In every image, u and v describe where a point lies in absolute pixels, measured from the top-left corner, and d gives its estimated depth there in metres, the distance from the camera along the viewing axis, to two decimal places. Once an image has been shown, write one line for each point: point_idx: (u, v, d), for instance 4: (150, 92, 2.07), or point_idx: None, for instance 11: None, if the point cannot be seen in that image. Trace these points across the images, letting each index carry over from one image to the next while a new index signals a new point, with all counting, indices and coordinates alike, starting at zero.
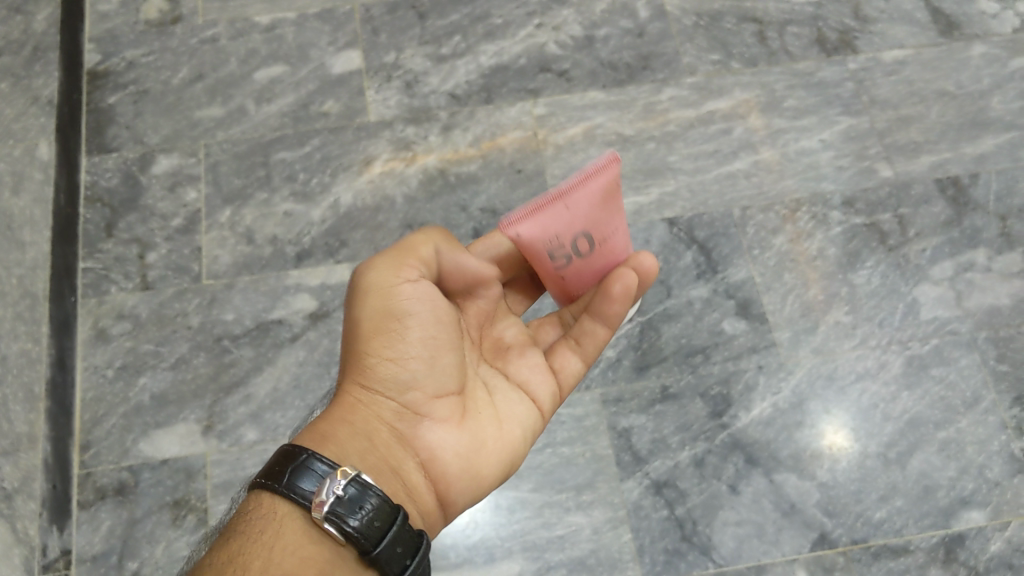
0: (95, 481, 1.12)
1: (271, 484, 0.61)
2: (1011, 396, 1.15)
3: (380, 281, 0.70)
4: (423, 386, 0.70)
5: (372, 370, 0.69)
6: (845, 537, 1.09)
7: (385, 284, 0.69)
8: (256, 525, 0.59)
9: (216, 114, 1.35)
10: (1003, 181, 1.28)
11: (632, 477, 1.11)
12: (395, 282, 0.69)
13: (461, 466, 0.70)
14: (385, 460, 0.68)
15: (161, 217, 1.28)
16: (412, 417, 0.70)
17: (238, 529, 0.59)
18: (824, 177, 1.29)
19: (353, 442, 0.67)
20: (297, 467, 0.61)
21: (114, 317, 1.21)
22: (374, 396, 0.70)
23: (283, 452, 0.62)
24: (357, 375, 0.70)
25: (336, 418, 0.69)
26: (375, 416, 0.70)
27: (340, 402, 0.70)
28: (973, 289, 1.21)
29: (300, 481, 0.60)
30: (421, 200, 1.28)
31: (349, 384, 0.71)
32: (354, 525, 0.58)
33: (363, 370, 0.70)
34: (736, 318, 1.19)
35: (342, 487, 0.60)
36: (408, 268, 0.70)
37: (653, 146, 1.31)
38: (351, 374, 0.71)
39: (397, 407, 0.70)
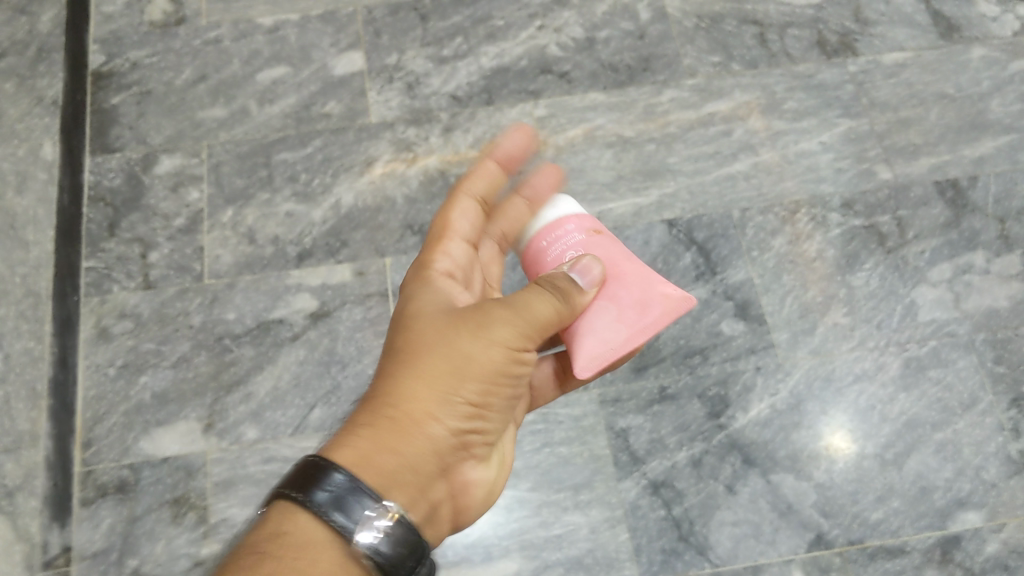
0: (96, 478, 1.13)
1: (305, 501, 0.55)
2: (1009, 398, 1.16)
3: (507, 334, 0.66)
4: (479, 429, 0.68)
5: (451, 407, 0.64)
6: (841, 537, 1.09)
7: (510, 343, 0.66)
8: (285, 547, 0.53)
9: (218, 114, 1.36)
10: (1002, 184, 1.29)
11: (630, 477, 1.12)
12: (518, 343, 0.66)
13: (480, 501, 0.71)
14: (427, 498, 0.63)
15: (164, 217, 1.29)
16: (460, 454, 0.67)
17: (267, 549, 0.53)
18: (823, 179, 1.29)
19: (416, 484, 0.61)
20: (337, 488, 0.55)
21: (116, 316, 1.22)
22: (435, 432, 0.63)
23: (334, 471, 0.56)
24: (424, 407, 0.63)
25: (393, 446, 0.61)
26: (434, 449, 0.63)
27: (400, 425, 0.62)
28: (971, 291, 1.22)
29: (338, 503, 0.55)
30: (421, 201, 1.28)
31: (414, 408, 0.63)
32: (387, 558, 0.54)
33: (435, 402, 0.63)
34: (735, 319, 1.20)
35: (388, 523, 0.55)
36: (532, 337, 0.67)
37: (653, 148, 1.32)
38: (404, 403, 0.63)
39: (455, 444, 0.65)
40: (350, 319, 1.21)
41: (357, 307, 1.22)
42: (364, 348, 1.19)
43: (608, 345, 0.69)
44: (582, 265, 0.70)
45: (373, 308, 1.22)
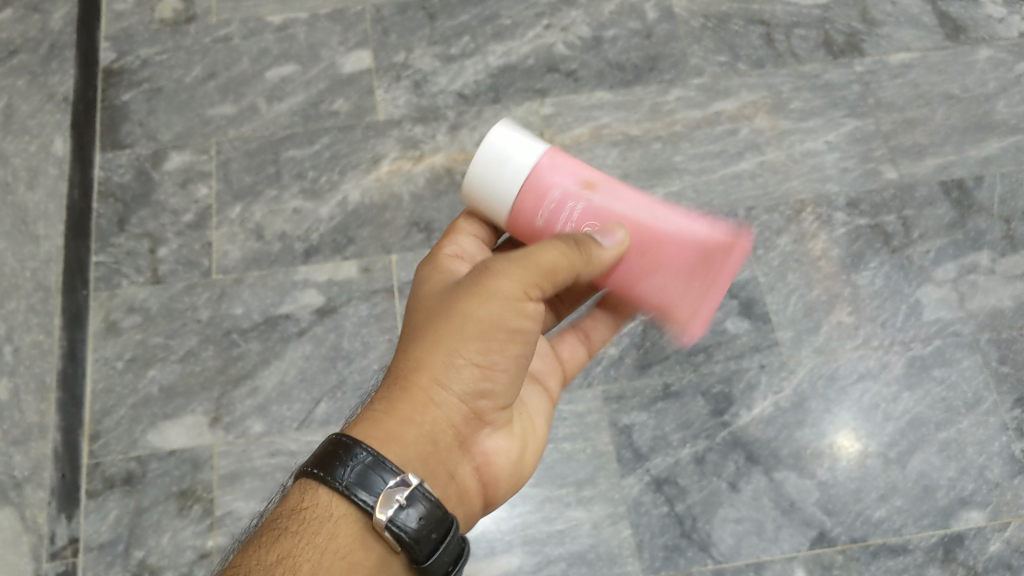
0: (104, 470, 1.14)
1: (327, 480, 0.60)
2: (1013, 398, 1.16)
3: (507, 294, 0.66)
4: (496, 397, 0.70)
5: (457, 377, 0.67)
6: (844, 535, 1.09)
7: (511, 301, 0.66)
8: (310, 523, 0.60)
9: (228, 112, 1.37)
10: (1008, 184, 1.29)
11: (633, 474, 1.12)
12: (520, 300, 0.67)
13: (508, 471, 0.74)
14: (443, 465, 0.68)
15: (173, 212, 1.30)
16: (476, 422, 0.70)
17: (291, 525, 0.60)
18: (829, 178, 1.30)
19: (420, 450, 0.65)
20: (359, 467, 0.60)
21: (125, 311, 1.23)
22: (447, 401, 0.67)
23: (344, 444, 0.61)
24: (429, 376, 0.67)
25: (404, 417, 0.66)
26: (444, 419, 0.67)
27: (410, 398, 0.66)
28: (976, 291, 1.22)
29: (358, 483, 0.59)
30: (428, 198, 1.29)
31: (422, 381, 0.67)
32: (410, 535, 0.58)
33: (446, 374, 0.67)
34: (739, 317, 1.20)
35: (406, 497, 0.59)
36: (538, 288, 0.67)
37: (659, 147, 1.32)
38: (428, 371, 0.67)
39: (468, 413, 0.69)
40: (356, 315, 1.22)
41: (363, 302, 1.23)
42: (369, 343, 1.20)
43: (699, 311, 0.73)
44: (605, 232, 0.70)
45: (379, 304, 1.22)
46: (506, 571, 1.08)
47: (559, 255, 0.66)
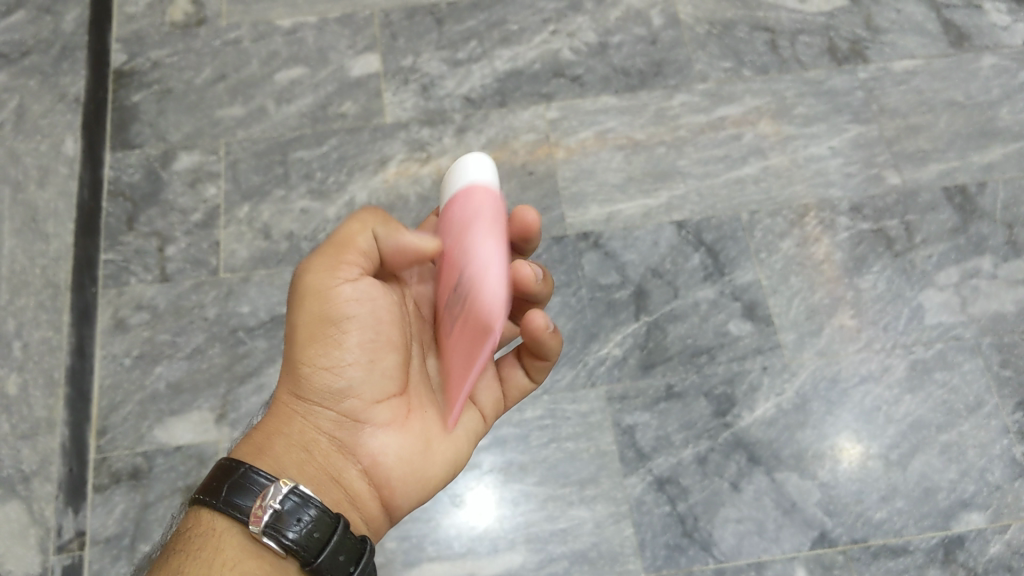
0: (110, 465, 1.15)
1: (207, 501, 0.62)
2: (1014, 402, 1.17)
3: (319, 283, 0.70)
4: (362, 392, 0.70)
5: (308, 380, 0.70)
6: (844, 536, 1.10)
7: (323, 288, 0.70)
8: (195, 543, 0.61)
9: (237, 113, 1.38)
10: (1010, 191, 1.30)
11: (635, 473, 1.13)
12: (332, 284, 0.70)
13: (405, 470, 0.71)
14: (323, 470, 0.69)
15: (182, 212, 1.31)
16: (349, 422, 0.70)
17: (176, 548, 0.61)
18: (832, 184, 1.31)
19: (289, 456, 0.68)
20: (234, 482, 0.62)
21: (133, 308, 1.24)
22: (307, 408, 0.70)
23: (221, 467, 0.63)
24: (291, 388, 0.71)
25: (271, 429, 0.70)
26: (311, 425, 0.70)
27: (277, 413, 0.71)
28: (979, 295, 1.23)
29: (238, 497, 0.61)
30: (434, 199, 1.30)
31: (285, 395, 0.71)
32: (292, 538, 0.60)
33: (298, 379, 0.70)
34: (742, 319, 1.21)
35: (279, 501, 0.61)
36: (346, 266, 0.70)
37: (663, 151, 1.33)
38: (288, 383, 0.71)
39: (335, 415, 0.70)
40: None
41: None
42: None
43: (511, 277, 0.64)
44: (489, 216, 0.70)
45: None
46: (509, 569, 1.09)
47: (349, 224, 0.71)
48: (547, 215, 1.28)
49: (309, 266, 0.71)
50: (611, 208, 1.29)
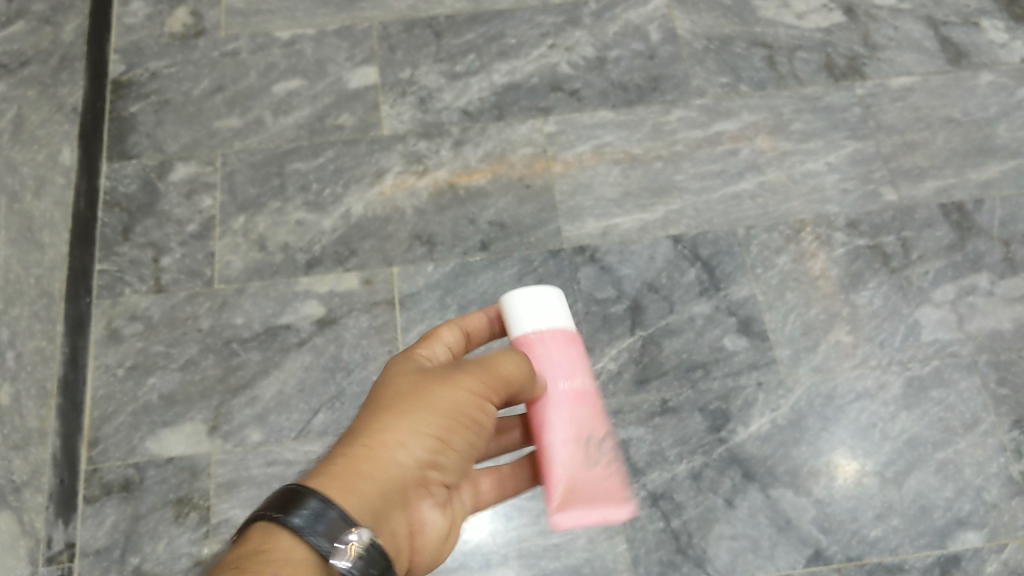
0: (102, 476, 1.14)
1: (284, 519, 0.51)
2: (1011, 419, 1.16)
3: (489, 371, 0.66)
4: (449, 467, 0.64)
5: (425, 430, 0.61)
6: (840, 554, 1.09)
7: (490, 376, 0.65)
8: (262, 563, 0.49)
9: (234, 124, 1.38)
10: (1008, 208, 1.29)
11: (629, 489, 1.12)
12: (501, 382, 0.66)
13: (431, 553, 0.65)
14: (392, 529, 0.58)
15: (177, 222, 1.31)
16: (424, 487, 0.63)
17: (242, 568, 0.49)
18: (828, 199, 1.30)
19: (379, 499, 0.57)
20: (321, 508, 0.52)
21: (127, 318, 1.24)
22: (405, 452, 0.60)
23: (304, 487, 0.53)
24: (399, 424, 0.61)
25: (365, 463, 0.58)
26: (403, 477, 0.60)
27: (372, 441, 0.60)
28: (975, 313, 1.22)
29: (317, 522, 0.51)
30: (430, 212, 1.30)
31: (388, 428, 0.61)
32: None
33: (415, 424, 0.61)
34: (738, 335, 1.20)
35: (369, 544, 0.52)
36: (510, 379, 0.66)
37: (660, 166, 1.33)
38: (398, 420, 0.61)
39: (422, 476, 0.62)
40: (357, 327, 1.22)
41: (364, 314, 1.23)
42: (369, 355, 1.21)
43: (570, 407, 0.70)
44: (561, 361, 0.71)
45: (380, 315, 1.23)
46: None
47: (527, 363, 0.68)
48: (543, 229, 1.29)
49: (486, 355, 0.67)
50: (608, 221, 1.29)
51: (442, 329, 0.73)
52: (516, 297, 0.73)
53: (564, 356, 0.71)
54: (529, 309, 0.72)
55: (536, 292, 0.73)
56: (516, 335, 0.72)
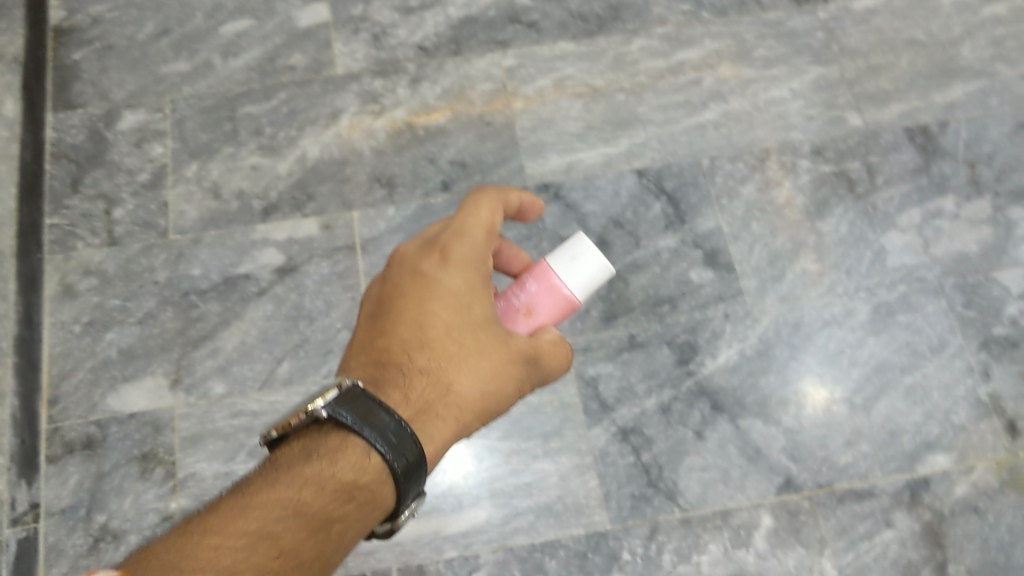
0: (63, 435, 1.12)
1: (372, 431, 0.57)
2: (978, 341, 1.16)
3: (546, 369, 0.74)
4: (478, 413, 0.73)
5: (491, 402, 0.69)
6: (810, 482, 1.09)
7: (544, 371, 0.74)
8: (344, 467, 0.57)
9: (182, 69, 1.33)
10: (972, 129, 1.28)
11: (599, 425, 1.11)
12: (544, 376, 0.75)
13: None
14: None
15: (128, 172, 1.27)
16: None
17: (327, 465, 0.57)
18: (793, 127, 1.29)
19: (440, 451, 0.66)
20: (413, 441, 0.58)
21: (81, 274, 1.21)
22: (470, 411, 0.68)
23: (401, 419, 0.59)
24: (480, 387, 0.68)
25: (447, 417, 0.66)
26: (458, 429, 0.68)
27: (457, 396, 0.67)
28: (941, 236, 1.22)
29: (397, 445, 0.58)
30: (389, 153, 1.27)
31: (470, 386, 0.68)
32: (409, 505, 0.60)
33: (490, 396, 0.69)
34: (704, 268, 1.19)
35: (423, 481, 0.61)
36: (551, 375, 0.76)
37: (622, 98, 1.30)
38: (480, 382, 0.68)
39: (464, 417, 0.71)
40: (318, 274, 1.20)
41: (324, 260, 1.21)
42: (331, 302, 1.18)
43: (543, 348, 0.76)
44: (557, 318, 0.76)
45: (341, 262, 1.21)
46: (475, 525, 1.07)
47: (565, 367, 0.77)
48: (505, 167, 1.26)
49: (553, 348, 0.74)
50: (571, 156, 1.27)
51: (491, 215, 0.72)
52: (591, 255, 0.75)
53: (553, 331, 0.76)
54: (585, 272, 0.74)
55: (603, 272, 0.75)
56: (558, 271, 0.74)
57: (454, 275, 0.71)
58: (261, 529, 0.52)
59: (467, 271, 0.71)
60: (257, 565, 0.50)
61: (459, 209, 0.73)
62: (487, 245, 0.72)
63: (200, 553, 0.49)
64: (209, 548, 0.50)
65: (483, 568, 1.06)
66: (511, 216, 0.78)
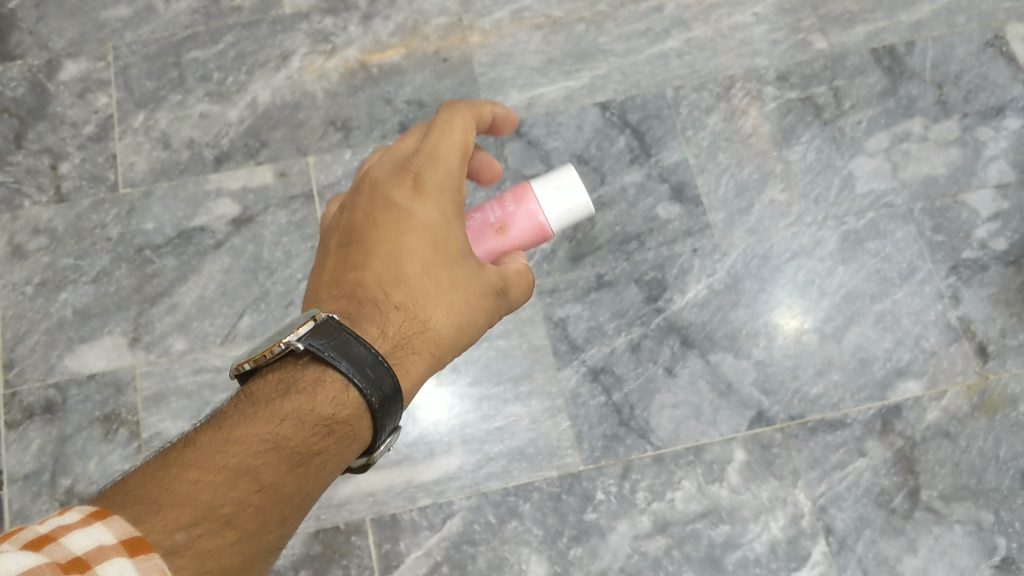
0: (22, 400, 1.09)
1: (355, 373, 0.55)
2: (948, 266, 1.15)
3: (517, 299, 0.73)
4: None
5: (465, 338, 0.68)
6: (782, 414, 1.09)
7: (515, 301, 0.73)
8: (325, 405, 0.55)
9: (122, 14, 1.27)
10: (940, 48, 1.25)
11: (569, 366, 1.10)
12: (514, 306, 0.73)
13: None
14: None
15: (72, 125, 1.22)
16: None
17: (307, 404, 0.55)
18: (757, 53, 1.25)
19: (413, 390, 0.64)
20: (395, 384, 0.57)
21: (30, 233, 1.16)
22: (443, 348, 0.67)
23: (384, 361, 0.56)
24: (454, 324, 0.66)
25: (422, 356, 0.64)
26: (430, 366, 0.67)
27: (431, 336, 0.65)
28: (909, 160, 1.20)
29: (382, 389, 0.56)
30: (343, 94, 1.23)
31: (444, 324, 0.66)
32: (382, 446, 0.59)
33: (465, 331, 0.67)
34: (671, 202, 1.17)
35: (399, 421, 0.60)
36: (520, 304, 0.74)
37: (582, 28, 1.26)
38: (454, 319, 0.66)
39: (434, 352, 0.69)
40: (275, 224, 1.17)
41: (281, 210, 1.17)
42: (291, 252, 1.15)
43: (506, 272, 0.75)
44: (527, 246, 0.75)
45: (299, 211, 1.17)
46: (447, 472, 1.06)
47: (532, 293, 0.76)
48: None
49: (523, 278, 0.73)
50: (531, 92, 1.23)
51: (465, 135, 0.69)
52: (575, 186, 0.75)
53: (521, 260, 0.74)
54: (564, 204, 0.74)
55: (582, 206, 0.75)
56: (539, 197, 0.74)
57: (429, 206, 0.67)
58: (241, 463, 0.51)
59: (442, 200, 0.67)
60: (238, 500, 0.49)
61: (432, 125, 0.69)
62: (461, 169, 0.69)
63: (181, 484, 0.47)
64: (189, 481, 0.48)
65: (457, 514, 1.05)
66: (484, 129, 0.75)
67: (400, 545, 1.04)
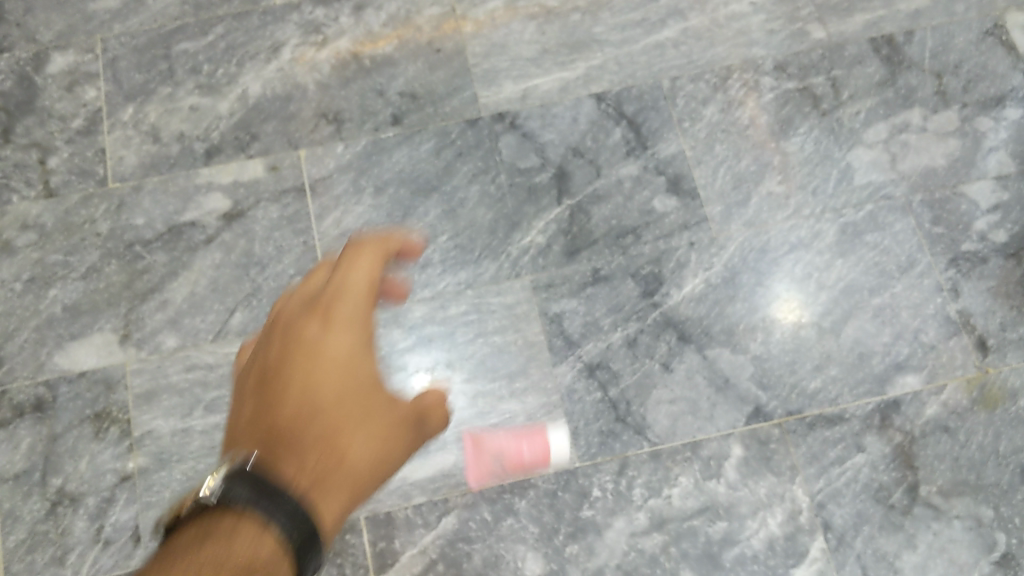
0: (11, 398, 1.07)
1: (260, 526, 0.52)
2: (947, 259, 1.14)
3: (431, 428, 0.73)
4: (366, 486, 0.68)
5: (385, 473, 0.66)
6: (779, 409, 1.08)
7: (428, 421, 0.72)
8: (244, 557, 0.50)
9: (111, 6, 1.26)
10: (939, 38, 1.24)
11: (565, 362, 1.09)
12: (428, 435, 0.73)
13: None
14: None
15: (61, 118, 1.20)
16: None
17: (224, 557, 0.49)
18: (754, 42, 1.24)
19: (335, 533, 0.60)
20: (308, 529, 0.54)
21: (19, 228, 1.15)
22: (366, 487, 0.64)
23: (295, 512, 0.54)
24: (376, 461, 0.65)
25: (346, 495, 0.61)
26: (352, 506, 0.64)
27: (354, 472, 0.62)
28: (908, 151, 1.19)
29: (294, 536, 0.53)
30: (335, 86, 1.21)
31: (365, 461, 0.63)
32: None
33: (385, 467, 0.66)
34: (667, 195, 1.16)
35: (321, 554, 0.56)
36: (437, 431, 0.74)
37: (577, 18, 1.25)
38: (374, 456, 0.64)
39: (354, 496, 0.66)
40: (267, 218, 1.15)
41: (273, 204, 1.16)
42: (283, 247, 1.14)
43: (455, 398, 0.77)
44: None
45: (290, 205, 1.16)
46: (442, 469, 1.05)
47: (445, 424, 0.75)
48: (457, 97, 1.21)
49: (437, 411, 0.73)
50: (526, 83, 1.21)
51: (372, 269, 0.70)
52: None
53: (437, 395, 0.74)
54: None
55: None
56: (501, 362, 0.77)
57: (339, 336, 0.68)
58: None
59: (348, 331, 0.68)
60: None
61: (339, 262, 0.70)
62: (370, 304, 0.70)
63: None
64: None
65: (452, 512, 1.04)
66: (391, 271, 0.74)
67: (395, 544, 1.03)
